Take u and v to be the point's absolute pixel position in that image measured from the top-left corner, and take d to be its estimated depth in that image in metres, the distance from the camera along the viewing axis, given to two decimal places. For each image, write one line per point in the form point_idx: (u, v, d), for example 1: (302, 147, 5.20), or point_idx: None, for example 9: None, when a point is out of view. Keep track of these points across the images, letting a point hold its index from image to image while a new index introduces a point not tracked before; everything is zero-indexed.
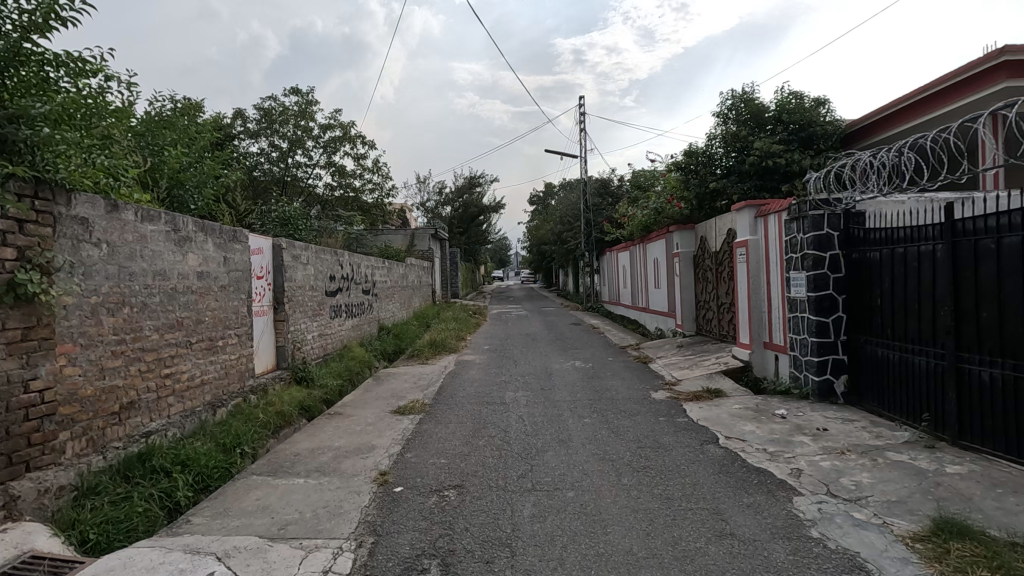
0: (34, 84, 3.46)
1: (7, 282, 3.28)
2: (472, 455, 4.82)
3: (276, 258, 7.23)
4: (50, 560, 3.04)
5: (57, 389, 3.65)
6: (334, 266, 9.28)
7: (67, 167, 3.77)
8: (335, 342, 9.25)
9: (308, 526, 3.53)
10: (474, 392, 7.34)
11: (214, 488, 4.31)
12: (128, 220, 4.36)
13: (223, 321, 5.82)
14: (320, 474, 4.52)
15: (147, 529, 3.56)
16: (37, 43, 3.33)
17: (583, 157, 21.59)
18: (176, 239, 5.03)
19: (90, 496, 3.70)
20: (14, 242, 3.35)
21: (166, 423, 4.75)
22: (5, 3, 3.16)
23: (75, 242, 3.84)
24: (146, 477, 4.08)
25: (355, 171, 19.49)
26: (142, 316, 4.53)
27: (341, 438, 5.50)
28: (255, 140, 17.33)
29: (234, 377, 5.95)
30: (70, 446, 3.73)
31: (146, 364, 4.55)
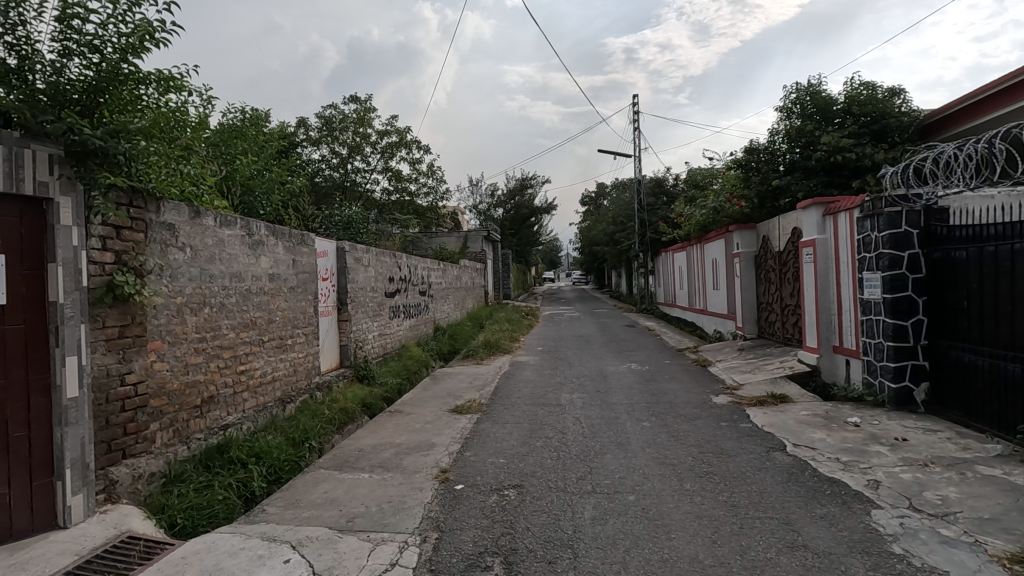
0: (130, 102, 3.67)
1: (106, 284, 3.58)
2: (530, 455, 4.84)
3: (340, 260, 7.52)
4: (144, 541, 3.27)
5: (148, 383, 3.94)
6: (393, 267, 9.56)
7: (157, 177, 4.07)
8: (394, 342, 9.52)
9: (375, 520, 3.65)
10: (529, 393, 7.38)
11: (285, 480, 4.52)
12: (208, 225, 4.65)
13: (292, 321, 6.11)
14: (383, 469, 4.66)
15: (227, 516, 3.77)
16: (134, 64, 3.57)
17: (637, 156, 21.27)
18: (251, 243, 5.31)
19: (176, 483, 3.97)
20: (112, 247, 3.65)
21: (242, 417, 5.03)
22: (106, 28, 3.44)
23: (163, 246, 4.13)
24: (225, 467, 4.33)
25: (410, 175, 19.95)
26: (220, 316, 4.81)
27: (402, 435, 5.65)
28: (317, 147, 18.00)
29: (302, 374, 6.24)
30: (159, 435, 4.02)
31: (224, 360, 4.83)
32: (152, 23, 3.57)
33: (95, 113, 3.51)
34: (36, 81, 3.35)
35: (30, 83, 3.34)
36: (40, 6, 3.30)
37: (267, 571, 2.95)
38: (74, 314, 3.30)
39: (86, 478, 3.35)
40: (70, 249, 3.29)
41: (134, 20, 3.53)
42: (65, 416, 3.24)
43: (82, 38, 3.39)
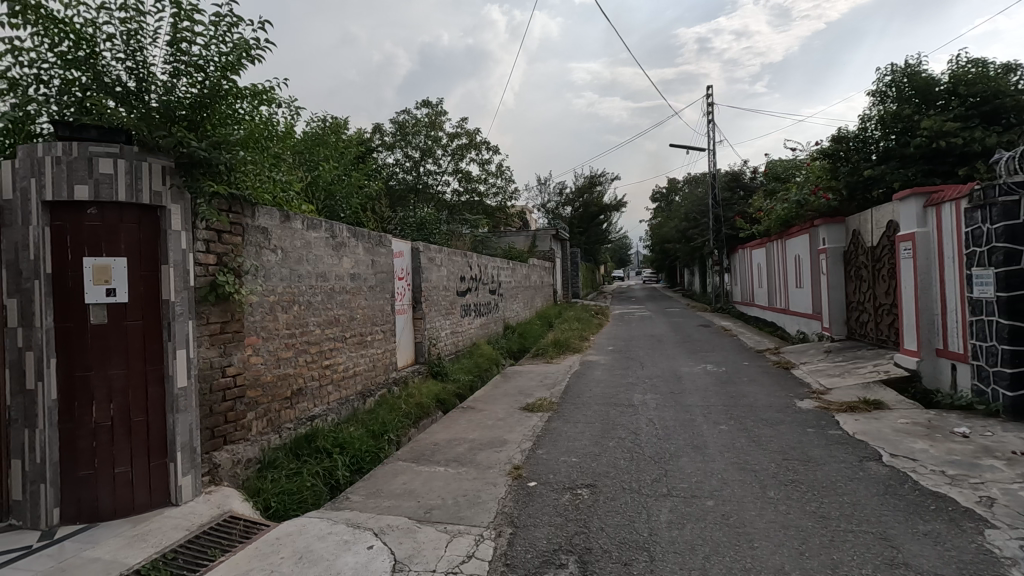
0: (229, 115, 3.97)
1: (210, 283, 3.90)
2: (603, 456, 4.79)
3: (415, 260, 7.78)
4: (244, 521, 3.54)
5: (245, 375, 4.26)
6: (464, 267, 9.77)
7: (253, 184, 4.40)
8: (466, 339, 9.72)
9: (451, 513, 3.75)
10: (600, 393, 7.30)
11: (367, 470, 4.74)
12: (296, 229, 4.95)
13: (372, 319, 6.38)
14: (458, 464, 4.78)
15: (314, 502, 4.01)
16: (233, 80, 3.87)
17: (711, 149, 20.49)
18: (334, 245, 5.61)
19: (270, 469, 4.27)
20: (214, 250, 3.97)
21: (327, 408, 5.33)
22: (209, 48, 3.75)
23: (258, 248, 4.45)
24: (312, 456, 4.61)
25: (480, 176, 20.26)
26: (307, 313, 5.12)
27: (475, 431, 5.77)
28: (391, 152, 18.65)
29: (380, 370, 6.51)
30: (254, 424, 4.34)
31: (310, 355, 5.13)
32: (248, 41, 3.85)
33: (200, 127, 3.84)
34: (151, 101, 3.72)
35: (146, 103, 3.71)
36: (155, 33, 3.66)
37: (352, 555, 3.11)
38: (183, 311, 3.63)
39: (193, 461, 3.67)
40: (180, 252, 3.63)
41: (233, 40, 3.82)
42: (176, 404, 3.58)
43: (189, 59, 3.72)
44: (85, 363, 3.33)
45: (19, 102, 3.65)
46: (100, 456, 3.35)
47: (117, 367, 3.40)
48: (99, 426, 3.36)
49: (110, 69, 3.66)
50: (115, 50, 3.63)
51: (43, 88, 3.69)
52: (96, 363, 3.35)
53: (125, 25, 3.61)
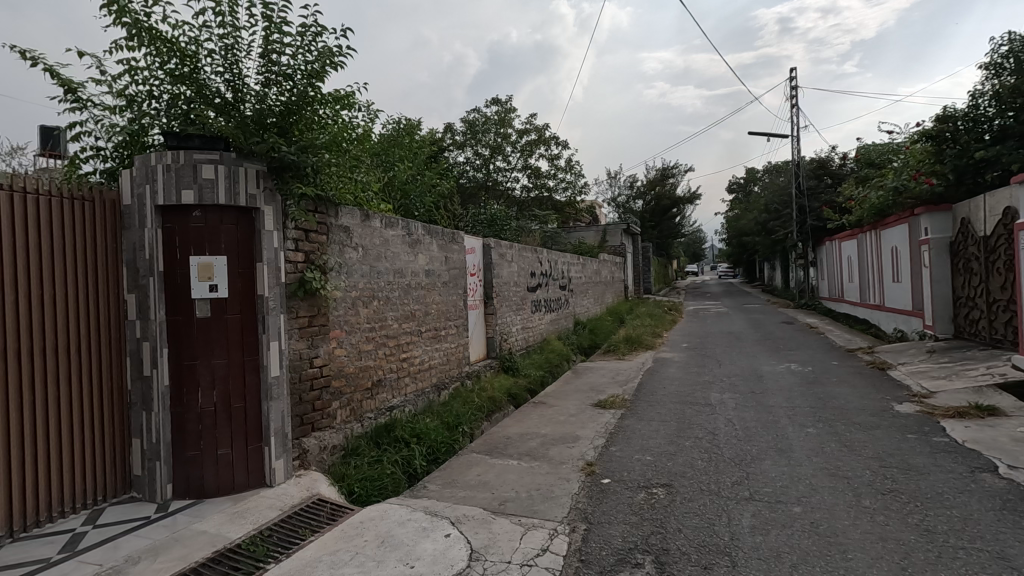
0: (315, 121, 4.20)
1: (299, 279, 4.15)
2: (679, 455, 4.65)
3: (487, 256, 7.90)
4: (330, 504, 3.74)
5: (330, 366, 4.50)
6: (535, 262, 9.80)
7: (336, 186, 4.63)
8: (536, 335, 9.75)
9: (525, 506, 3.79)
10: (675, 391, 7.09)
11: (442, 460, 4.88)
12: (376, 227, 5.16)
13: (445, 314, 6.55)
14: (531, 458, 4.82)
15: (394, 489, 4.18)
16: (318, 87, 4.08)
17: (795, 136, 19.31)
18: (410, 242, 5.79)
19: (353, 456, 4.50)
20: (303, 248, 4.22)
21: (404, 399, 5.53)
22: (297, 58, 3.97)
23: (341, 246, 4.69)
24: (392, 445, 4.80)
25: (549, 172, 20.22)
26: (386, 308, 5.33)
27: (547, 426, 5.78)
28: (462, 150, 18.99)
29: (454, 363, 6.67)
30: (339, 413, 4.58)
31: (389, 348, 5.34)
32: (331, 49, 4.05)
33: (289, 133, 4.09)
34: (247, 111, 4.00)
35: (242, 113, 3.99)
36: (249, 46, 3.93)
37: (431, 542, 3.21)
38: (275, 305, 3.89)
39: (285, 446, 3.94)
40: (273, 251, 3.88)
41: (319, 48, 4.03)
42: (271, 392, 3.84)
43: (280, 69, 3.96)
44: (192, 353, 3.64)
45: (136, 117, 4.04)
46: (206, 439, 3.66)
47: (219, 356, 3.70)
48: (205, 411, 3.66)
49: (211, 83, 3.97)
50: (216, 65, 3.93)
51: (155, 103, 4.07)
52: (201, 353, 3.66)
53: (223, 41, 3.90)
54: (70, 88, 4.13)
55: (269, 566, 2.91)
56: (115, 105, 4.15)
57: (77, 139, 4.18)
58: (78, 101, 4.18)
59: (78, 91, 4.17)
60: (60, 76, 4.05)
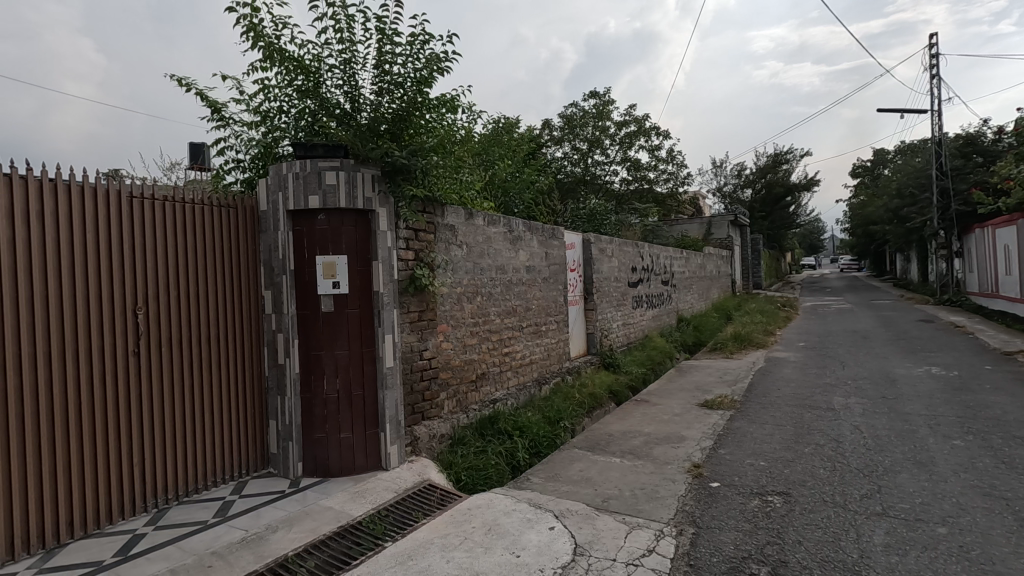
0: (423, 125, 4.41)
1: (410, 276, 4.40)
2: (797, 462, 4.34)
3: (587, 251, 7.84)
4: (440, 490, 3.93)
5: (438, 358, 4.72)
6: (636, 257, 9.57)
7: (443, 186, 4.84)
8: (638, 331, 9.53)
9: (629, 504, 3.73)
10: (791, 393, 6.61)
11: (544, 454, 4.94)
12: (479, 225, 5.32)
13: (546, 310, 6.61)
14: (634, 456, 4.73)
15: (498, 479, 4.30)
16: (427, 93, 4.28)
17: (936, 110, 17.11)
18: (512, 238, 5.90)
19: (460, 445, 4.70)
20: (413, 247, 4.46)
21: (507, 393, 5.66)
22: (407, 66, 4.19)
23: (447, 244, 4.89)
24: (496, 436, 4.94)
25: (649, 164, 19.63)
26: (489, 304, 5.49)
27: (651, 425, 5.65)
28: (560, 146, 18.94)
29: (555, 358, 6.71)
30: (446, 403, 4.80)
31: (492, 343, 5.50)
32: (438, 56, 4.22)
33: (401, 138, 4.34)
34: (363, 120, 4.29)
35: (359, 122, 4.28)
36: (365, 58, 4.21)
37: (536, 534, 3.26)
38: (389, 301, 4.15)
39: (399, 432, 4.19)
40: (387, 250, 4.15)
41: (426, 55, 4.22)
42: (386, 381, 4.12)
43: (392, 78, 4.21)
44: (318, 344, 3.98)
45: (269, 131, 4.49)
46: (330, 422, 3.99)
47: (341, 348, 4.01)
48: (329, 397, 4.00)
49: (331, 95, 4.31)
50: (335, 79, 4.26)
51: (284, 117, 4.49)
52: (326, 344, 3.99)
53: (342, 56, 4.21)
54: (216, 108, 4.68)
55: (386, 544, 3.12)
56: (251, 121, 4.63)
57: (222, 153, 4.73)
58: (222, 119, 4.73)
59: (222, 111, 4.72)
60: (208, 98, 4.61)
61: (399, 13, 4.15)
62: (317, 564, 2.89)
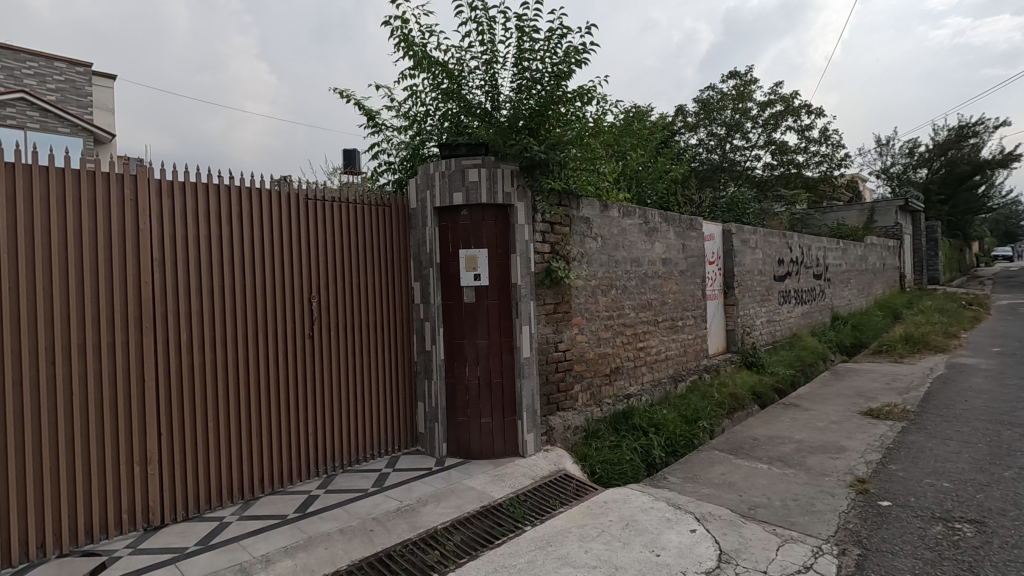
0: (561, 119, 4.44)
1: (547, 269, 4.48)
2: (994, 487, 3.70)
3: (728, 243, 7.37)
4: (575, 481, 3.95)
5: (573, 351, 4.76)
6: (783, 248, 8.79)
7: (579, 179, 4.85)
8: (785, 329, 8.77)
9: (781, 515, 3.46)
10: (982, 406, 5.64)
11: (682, 454, 4.75)
12: (614, 217, 5.25)
13: (683, 304, 6.33)
14: (784, 464, 4.37)
15: (634, 475, 4.23)
16: (565, 87, 4.30)
17: None
18: (647, 230, 5.73)
19: (593, 438, 4.71)
20: (549, 240, 4.54)
21: (641, 388, 5.54)
22: (545, 62, 4.25)
23: (582, 237, 4.90)
24: (630, 432, 4.86)
25: (798, 146, 17.87)
26: (624, 297, 5.40)
27: (802, 431, 5.17)
28: (695, 132, 17.93)
29: (691, 355, 6.42)
30: (581, 396, 4.84)
31: (627, 337, 5.41)
32: (577, 48, 4.22)
33: (539, 133, 4.41)
34: (502, 118, 4.44)
35: (499, 120, 4.43)
36: (505, 57, 4.34)
37: (676, 534, 3.15)
38: (526, 293, 4.26)
39: (535, 420, 4.31)
40: (525, 243, 4.26)
41: (564, 49, 4.24)
42: (523, 370, 4.24)
43: (531, 76, 4.29)
44: (461, 333, 4.20)
45: (417, 134, 4.84)
46: (471, 407, 4.19)
47: (482, 337, 4.19)
48: (471, 383, 4.20)
49: (473, 96, 4.51)
50: (477, 80, 4.45)
51: (430, 120, 4.80)
52: (468, 334, 4.19)
53: (484, 57, 4.39)
54: (371, 115, 5.14)
55: (526, 528, 3.22)
56: (401, 125, 5.03)
57: (376, 157, 5.18)
58: (376, 126, 5.18)
59: (376, 118, 5.17)
60: (364, 107, 5.08)
61: (538, 9, 4.22)
62: (463, 539, 3.06)
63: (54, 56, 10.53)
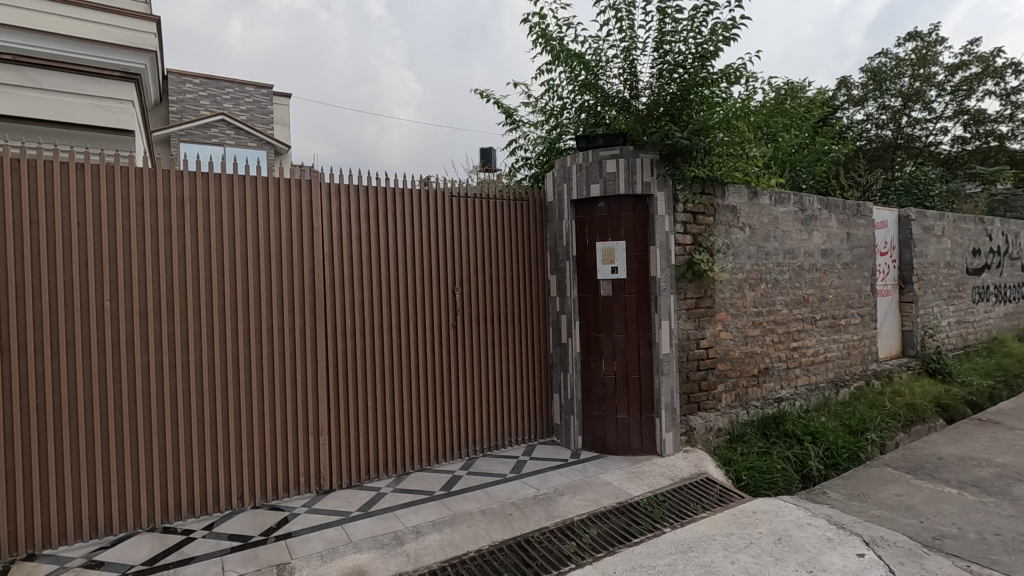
0: (707, 101, 4.17)
1: (688, 261, 4.26)
2: None
3: (904, 231, 6.41)
4: (719, 487, 3.71)
5: (716, 348, 4.49)
6: (980, 236, 7.43)
7: (724, 165, 4.53)
8: (980, 331, 7.42)
9: (977, 550, 2.94)
10: None
11: (845, 468, 4.25)
12: (765, 204, 4.82)
13: (846, 300, 5.64)
14: (980, 491, 3.71)
15: (786, 486, 3.87)
16: (711, 67, 4.02)
17: None
18: (804, 219, 5.18)
19: (738, 442, 4.39)
20: (690, 231, 4.31)
21: (794, 392, 5.06)
22: (689, 43, 4.01)
23: (728, 227, 4.57)
24: (781, 439, 4.45)
25: (1001, 114, 14.94)
26: (775, 292, 4.95)
27: (1005, 453, 4.35)
28: (861, 106, 15.78)
29: (857, 358, 5.71)
30: (724, 396, 4.54)
31: (778, 335, 4.96)
32: (724, 24, 3.92)
33: (682, 119, 4.19)
34: (642, 106, 4.29)
35: (638, 108, 4.29)
36: (644, 42, 4.17)
37: (840, 557, 2.82)
38: (666, 287, 4.10)
39: (674, 420, 4.15)
40: (664, 235, 4.09)
41: (710, 26, 3.97)
42: (662, 367, 4.09)
43: (672, 59, 4.08)
44: (597, 326, 4.16)
45: (554, 128, 4.88)
46: (608, 402, 4.14)
47: (619, 331, 4.11)
48: (607, 377, 4.14)
49: (610, 86, 4.42)
50: (615, 69, 4.35)
51: (566, 113, 4.79)
52: (604, 328, 4.14)
53: (622, 45, 4.27)
54: (509, 113, 5.29)
55: (665, 530, 3.11)
56: (538, 120, 5.11)
57: (514, 153, 5.32)
58: (514, 123, 5.32)
59: (513, 115, 5.30)
60: (503, 105, 5.23)
61: None
62: (600, 533, 3.04)
63: (245, 81, 12.34)
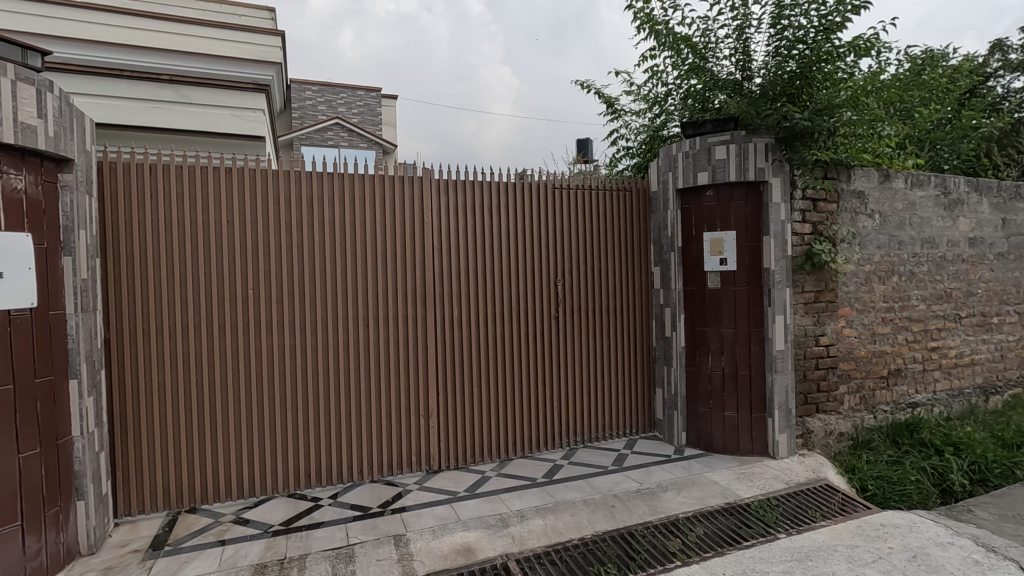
0: (832, 78, 3.84)
1: (807, 252, 3.96)
2: None
3: None
4: (841, 495, 3.43)
5: (838, 346, 4.14)
6: None
7: (851, 146, 4.15)
8: None
9: None
10: None
11: (996, 485, 3.73)
12: (899, 188, 4.35)
13: (1000, 296, 4.96)
14: None
15: (921, 501, 3.48)
16: (837, 40, 3.70)
17: None
18: (947, 203, 4.61)
19: (864, 449, 4.04)
20: (810, 219, 4.01)
21: (933, 397, 4.57)
22: (812, 15, 3.71)
23: (853, 214, 4.18)
24: (916, 448, 4.03)
25: None
26: (910, 285, 4.47)
27: None
28: (1021, 72, 13.63)
29: (1012, 362, 5.02)
30: (847, 398, 4.20)
31: (913, 334, 4.48)
32: None
33: (802, 98, 3.89)
34: (756, 87, 4.04)
35: (751, 90, 4.05)
36: (759, 19, 3.92)
37: None
38: (781, 279, 3.84)
39: (789, 420, 3.89)
40: (780, 224, 3.83)
41: None
42: (776, 364, 3.85)
43: (792, 35, 3.79)
44: (704, 320, 4.01)
45: (658, 115, 4.75)
46: (714, 399, 3.98)
47: (728, 325, 3.93)
48: (715, 373, 3.98)
49: (720, 68, 4.20)
50: (726, 49, 4.12)
51: (672, 99, 4.63)
52: (712, 321, 3.98)
53: (734, 23, 4.04)
54: (610, 103, 5.21)
55: (778, 536, 2.94)
56: (641, 108, 4.98)
57: (616, 144, 5.24)
58: (615, 112, 5.23)
59: (615, 105, 5.22)
60: (604, 95, 5.17)
61: None
62: (706, 533, 2.95)
63: (357, 86, 13.18)
